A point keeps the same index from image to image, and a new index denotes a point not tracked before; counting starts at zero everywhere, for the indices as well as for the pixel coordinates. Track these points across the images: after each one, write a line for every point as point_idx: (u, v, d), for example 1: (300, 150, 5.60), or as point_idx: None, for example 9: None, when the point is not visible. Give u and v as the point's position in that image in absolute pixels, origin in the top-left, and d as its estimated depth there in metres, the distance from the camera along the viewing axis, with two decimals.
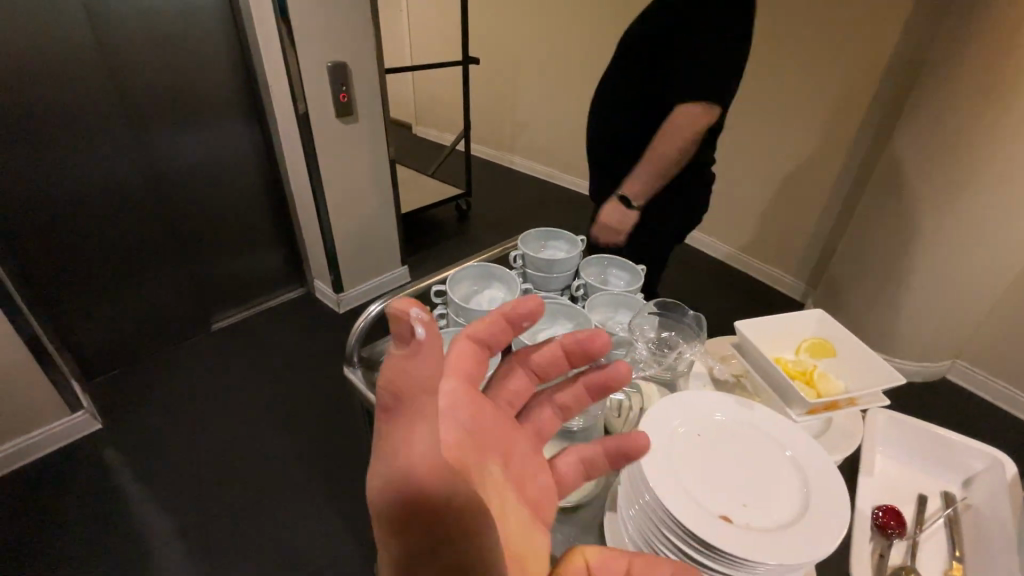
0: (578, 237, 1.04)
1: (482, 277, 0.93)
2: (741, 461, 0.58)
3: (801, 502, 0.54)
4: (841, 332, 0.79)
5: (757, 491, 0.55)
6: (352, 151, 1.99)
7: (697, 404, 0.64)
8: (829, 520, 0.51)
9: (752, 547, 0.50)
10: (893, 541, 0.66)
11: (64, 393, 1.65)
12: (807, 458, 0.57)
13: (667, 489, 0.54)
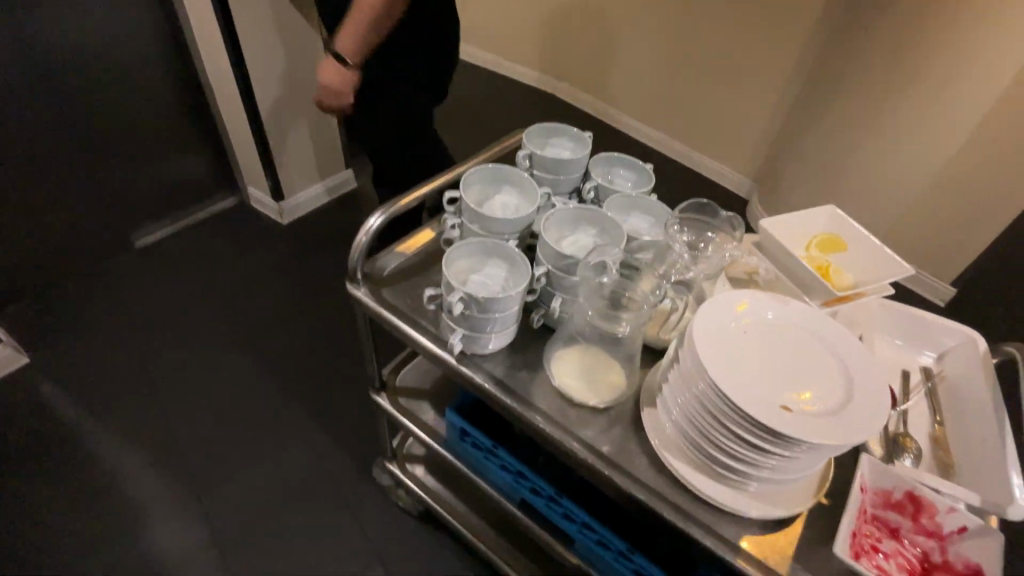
0: (585, 133, 0.96)
1: (494, 181, 0.85)
2: (790, 355, 0.61)
3: (846, 388, 0.58)
4: (852, 227, 0.82)
5: (807, 383, 0.59)
6: (280, 28, 1.68)
7: (749, 303, 0.65)
8: (873, 403, 0.56)
9: (810, 431, 0.54)
10: (889, 411, 0.75)
11: None
12: (848, 348, 0.61)
13: (730, 382, 0.56)
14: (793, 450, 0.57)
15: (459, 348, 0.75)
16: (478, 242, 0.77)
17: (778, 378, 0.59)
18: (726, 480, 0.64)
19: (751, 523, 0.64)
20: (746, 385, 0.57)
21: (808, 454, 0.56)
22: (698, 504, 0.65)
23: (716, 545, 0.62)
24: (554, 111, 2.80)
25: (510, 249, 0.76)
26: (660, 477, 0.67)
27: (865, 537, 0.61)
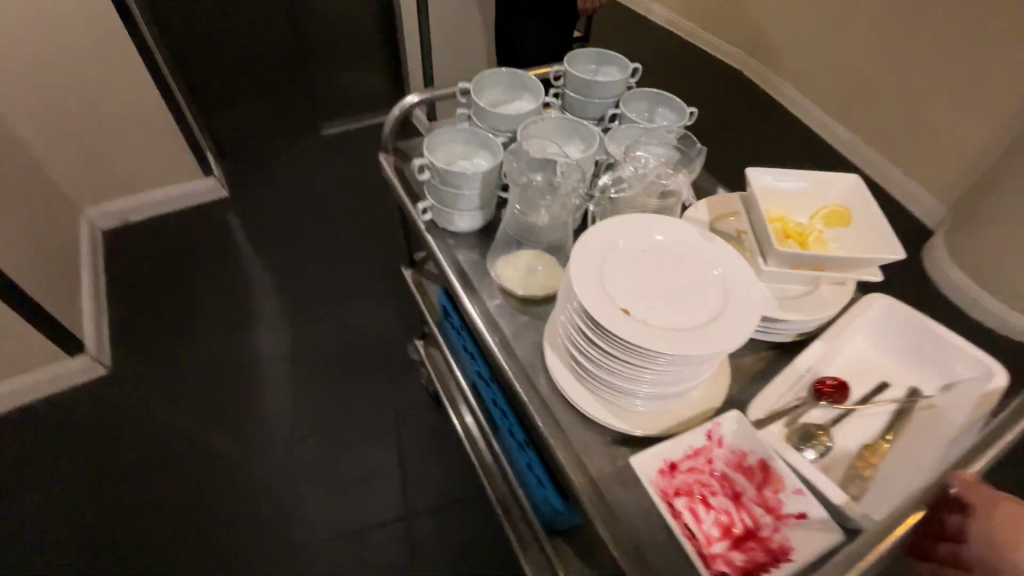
0: (632, 65, 0.98)
1: (515, 89, 0.91)
2: (673, 271, 0.61)
3: (708, 319, 0.56)
4: (864, 201, 0.72)
5: (683, 298, 0.58)
6: None
7: (640, 223, 0.65)
8: (723, 336, 0.54)
9: (634, 334, 0.54)
10: (822, 405, 0.66)
11: (200, 159, 2.00)
12: (738, 288, 0.58)
13: (581, 275, 0.58)
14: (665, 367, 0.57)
15: (427, 214, 0.87)
16: (470, 130, 0.86)
17: (652, 291, 0.58)
18: (586, 382, 0.66)
19: (620, 449, 0.64)
20: (616, 297, 0.58)
21: (644, 365, 0.56)
22: (575, 417, 0.66)
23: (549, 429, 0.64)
24: (725, 86, 2.59)
25: (494, 141, 0.84)
26: (541, 372, 0.71)
27: (695, 483, 0.58)
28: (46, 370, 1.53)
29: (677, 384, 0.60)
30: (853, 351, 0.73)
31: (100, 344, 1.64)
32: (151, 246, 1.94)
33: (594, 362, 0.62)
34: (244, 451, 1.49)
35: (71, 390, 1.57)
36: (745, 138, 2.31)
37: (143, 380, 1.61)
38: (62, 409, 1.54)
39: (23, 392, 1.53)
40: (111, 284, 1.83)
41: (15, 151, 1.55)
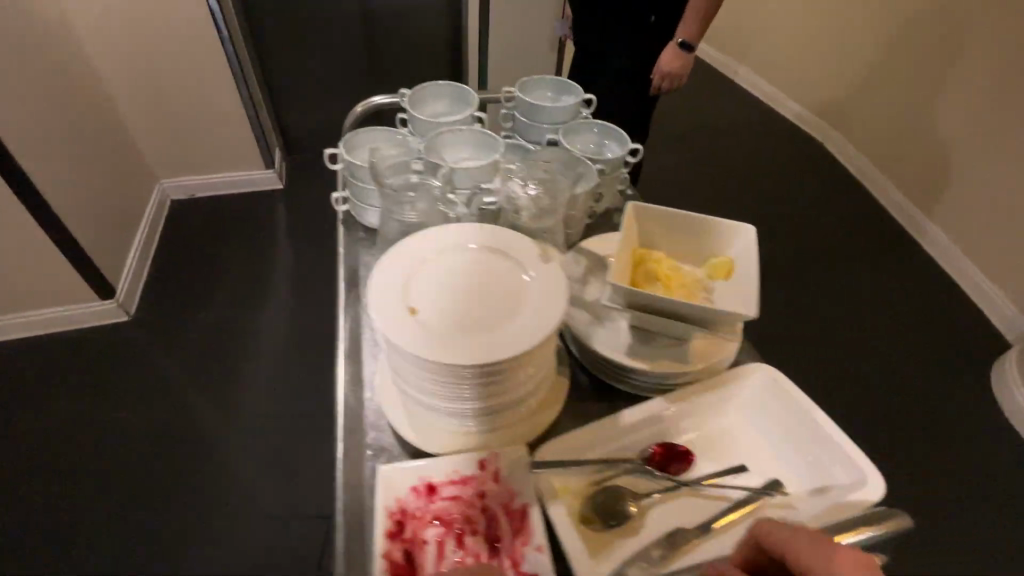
0: (584, 94, 0.95)
1: (458, 102, 0.92)
2: (486, 277, 0.58)
3: (495, 329, 0.53)
4: (748, 247, 0.64)
5: (491, 305, 0.55)
6: None
7: (454, 231, 0.62)
8: (516, 343, 0.51)
9: (408, 337, 0.51)
10: (645, 469, 0.58)
11: (265, 156, 2.07)
12: (540, 300, 0.55)
13: (378, 276, 0.56)
14: (481, 382, 0.53)
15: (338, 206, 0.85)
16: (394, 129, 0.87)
17: (459, 301, 0.55)
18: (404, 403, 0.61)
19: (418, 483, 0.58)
20: (420, 315, 0.53)
21: (457, 382, 0.52)
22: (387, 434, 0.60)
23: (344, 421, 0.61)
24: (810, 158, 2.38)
25: (410, 141, 0.84)
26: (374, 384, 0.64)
27: (453, 513, 0.52)
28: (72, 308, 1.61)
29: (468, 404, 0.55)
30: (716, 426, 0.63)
31: (129, 295, 1.70)
32: (205, 217, 2.02)
33: (409, 386, 0.56)
34: (207, 427, 1.44)
35: (93, 328, 1.64)
36: (814, 216, 2.09)
37: (155, 339, 1.63)
38: (77, 345, 1.60)
39: (50, 321, 1.60)
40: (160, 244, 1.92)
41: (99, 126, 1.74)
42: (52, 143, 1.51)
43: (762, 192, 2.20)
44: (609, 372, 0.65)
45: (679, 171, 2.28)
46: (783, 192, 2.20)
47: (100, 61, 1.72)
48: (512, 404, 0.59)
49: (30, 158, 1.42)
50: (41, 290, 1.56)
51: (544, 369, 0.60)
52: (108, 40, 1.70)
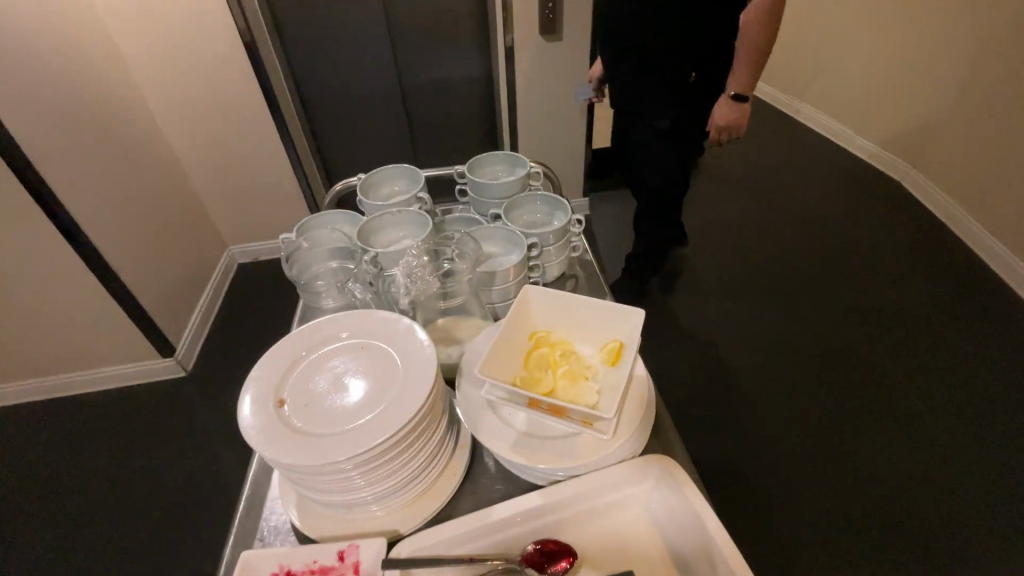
0: (531, 171, 1.00)
1: (411, 183, 0.99)
2: (361, 365, 0.63)
3: (363, 419, 0.57)
4: (633, 328, 0.66)
5: (363, 392, 0.59)
6: None
7: (328, 325, 0.67)
8: (385, 425, 0.55)
9: (273, 441, 0.54)
10: (524, 571, 0.55)
11: None
12: (408, 379, 0.60)
13: (253, 380, 0.60)
14: (367, 472, 0.57)
15: None
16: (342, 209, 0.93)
17: (333, 395, 0.59)
18: (304, 499, 0.63)
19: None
20: (295, 419, 0.57)
21: (347, 477, 0.56)
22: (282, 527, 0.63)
23: (247, 502, 0.65)
24: (886, 207, 2.15)
25: (352, 219, 0.90)
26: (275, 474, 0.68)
27: None
28: (140, 366, 1.79)
29: (340, 492, 0.58)
30: (605, 523, 0.60)
31: (190, 352, 1.87)
32: (266, 283, 2.16)
33: (303, 488, 0.59)
34: (238, 497, 1.50)
35: (157, 384, 1.82)
36: (884, 274, 1.88)
37: (208, 400, 1.75)
38: (141, 399, 1.77)
39: (123, 377, 1.80)
40: (226, 306, 2.09)
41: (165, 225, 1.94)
42: (131, 234, 1.69)
43: (826, 244, 2.01)
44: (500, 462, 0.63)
45: (733, 222, 2.14)
46: (851, 245, 2.00)
47: (183, 154, 1.92)
48: (399, 489, 0.61)
49: (109, 245, 1.60)
50: (116, 351, 1.75)
51: (428, 452, 0.62)
52: (188, 139, 1.89)
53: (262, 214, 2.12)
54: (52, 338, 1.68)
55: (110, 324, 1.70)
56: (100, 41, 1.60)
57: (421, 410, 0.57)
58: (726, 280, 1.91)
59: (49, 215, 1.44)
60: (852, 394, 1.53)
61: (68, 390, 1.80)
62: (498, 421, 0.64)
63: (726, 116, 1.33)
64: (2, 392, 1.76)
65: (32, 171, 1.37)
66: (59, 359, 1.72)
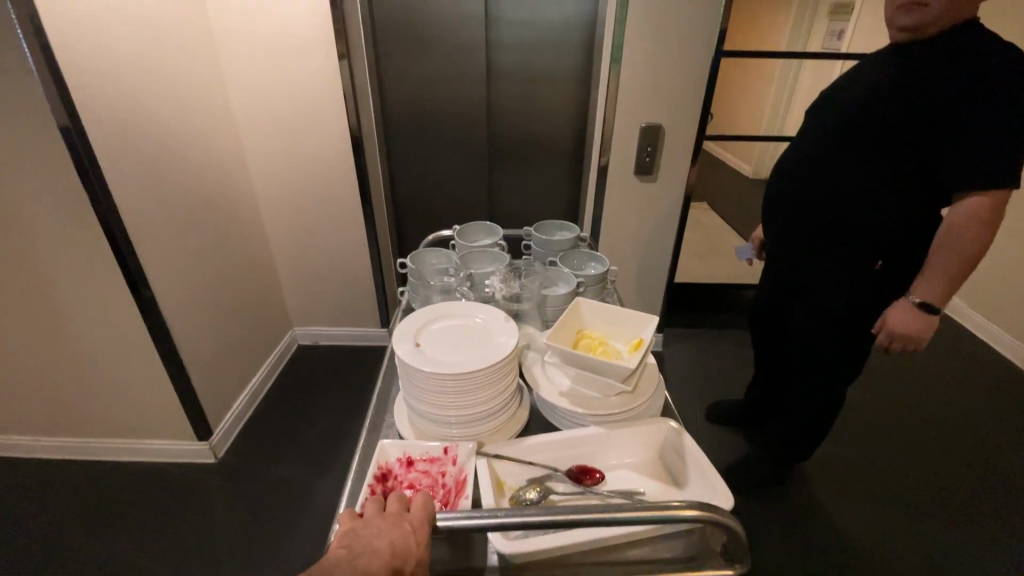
0: (581, 234, 1.34)
1: (489, 235, 1.34)
2: (465, 330, 0.91)
3: (470, 358, 0.84)
4: (651, 328, 0.91)
5: (468, 344, 0.87)
6: (636, 203, 2.21)
7: (444, 307, 0.97)
8: (487, 361, 0.82)
9: (414, 361, 0.82)
10: (567, 478, 0.80)
11: (384, 322, 2.45)
12: (500, 340, 0.88)
13: (396, 328, 0.89)
14: (470, 394, 0.82)
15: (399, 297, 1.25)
16: (440, 245, 1.27)
17: (448, 344, 0.87)
18: (413, 420, 0.89)
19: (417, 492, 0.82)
20: (425, 353, 0.84)
21: (456, 394, 0.82)
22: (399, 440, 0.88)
23: (361, 451, 0.85)
24: (906, 360, 2.29)
25: (448, 252, 1.23)
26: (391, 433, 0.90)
27: (421, 482, 0.78)
28: (174, 443, 1.84)
29: (445, 408, 0.83)
30: (625, 456, 0.85)
31: (222, 440, 1.92)
32: (311, 374, 2.31)
33: (420, 404, 0.85)
34: None
35: (186, 466, 1.85)
36: (900, 420, 1.98)
37: (227, 492, 1.76)
38: (166, 481, 1.80)
39: (155, 455, 1.86)
40: (270, 394, 2.21)
41: (261, 294, 2.19)
42: (211, 303, 1.86)
43: (895, 390, 2.12)
44: (552, 411, 0.89)
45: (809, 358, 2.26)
46: (872, 390, 2.13)
47: (274, 236, 2.24)
48: (485, 417, 0.86)
49: (186, 308, 1.74)
50: (155, 426, 1.81)
51: (506, 397, 0.88)
52: (301, 222, 2.20)
53: (331, 302, 2.40)
54: (105, 400, 1.75)
55: (157, 394, 1.74)
56: (230, 137, 1.98)
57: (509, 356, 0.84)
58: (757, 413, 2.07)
59: (122, 268, 1.50)
60: (872, 538, 1.56)
61: (95, 457, 1.87)
62: (551, 380, 0.93)
63: (909, 320, 1.15)
64: (53, 440, 1.84)
65: (126, 246, 1.48)
66: (111, 419, 1.79)
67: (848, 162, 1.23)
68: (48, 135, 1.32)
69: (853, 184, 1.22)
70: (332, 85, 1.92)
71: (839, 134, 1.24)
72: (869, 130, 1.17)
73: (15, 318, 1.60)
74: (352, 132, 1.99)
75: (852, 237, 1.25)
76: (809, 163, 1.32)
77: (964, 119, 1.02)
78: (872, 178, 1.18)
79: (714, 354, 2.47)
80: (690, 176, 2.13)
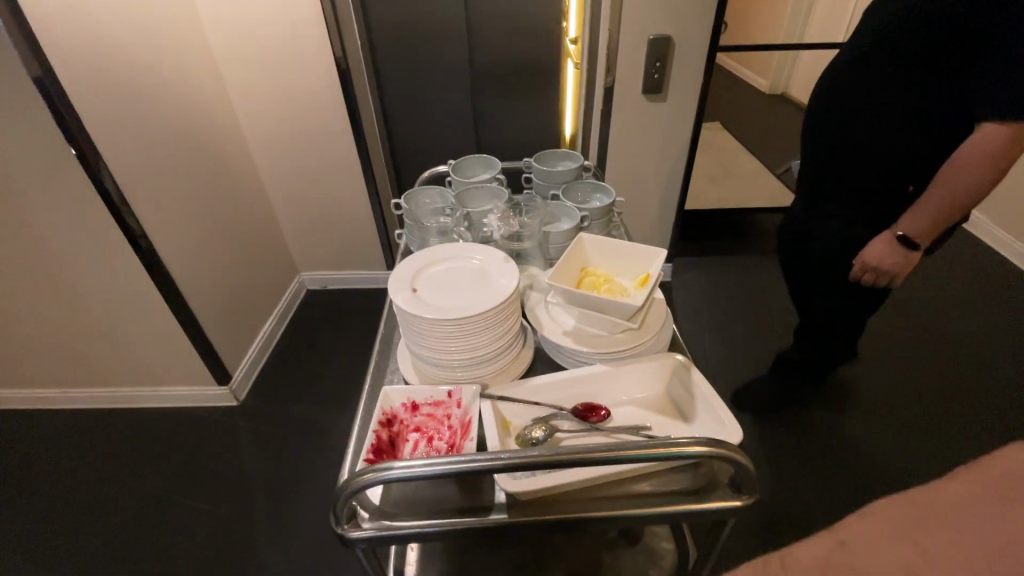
0: (583, 164, 1.26)
1: (487, 170, 1.28)
2: (464, 272, 0.88)
3: (470, 301, 0.81)
4: (658, 263, 0.87)
5: (467, 286, 0.85)
6: (645, 127, 2.08)
7: (441, 250, 0.93)
8: (488, 302, 0.80)
9: (413, 307, 0.79)
10: (573, 417, 0.79)
11: (390, 264, 2.43)
12: (499, 281, 0.84)
13: (391, 276, 0.86)
14: (472, 338, 0.81)
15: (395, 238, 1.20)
16: (435, 182, 1.20)
17: (446, 288, 0.84)
18: (417, 365, 0.88)
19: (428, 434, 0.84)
20: (423, 299, 0.82)
21: (458, 339, 0.80)
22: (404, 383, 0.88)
23: (367, 395, 0.85)
24: (924, 280, 2.24)
25: (444, 189, 1.17)
26: (396, 376, 0.90)
27: (428, 426, 0.79)
28: (195, 389, 1.90)
29: (448, 352, 0.81)
30: (634, 393, 0.84)
31: (242, 384, 1.97)
32: (322, 317, 2.33)
33: (423, 350, 0.84)
34: (284, 530, 1.54)
35: (209, 410, 1.92)
36: (914, 341, 1.97)
37: (252, 433, 1.83)
38: (192, 425, 1.87)
39: (179, 402, 1.92)
40: (284, 338, 2.24)
41: (263, 241, 2.16)
42: (214, 253, 1.84)
43: (908, 312, 2.09)
44: (556, 350, 0.88)
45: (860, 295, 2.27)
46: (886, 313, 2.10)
47: (270, 180, 2.17)
48: (489, 360, 0.84)
49: (189, 260, 1.72)
50: (176, 375, 1.86)
51: (510, 339, 0.86)
52: (296, 165, 2.13)
53: (335, 245, 2.37)
54: (123, 352, 1.79)
55: (172, 344, 1.77)
56: (212, 76, 1.86)
57: (510, 297, 0.81)
58: (764, 339, 2.10)
59: (120, 225, 1.47)
60: (879, 455, 1.61)
61: (123, 405, 1.94)
62: (555, 320, 0.90)
63: (884, 258, 1.19)
64: (80, 390, 1.90)
65: (121, 201, 1.44)
66: (131, 369, 1.84)
67: (882, 75, 1.11)
68: (16, 84, 1.24)
69: (882, 104, 1.13)
70: (313, 10, 1.77)
71: (871, 45, 1.12)
72: (904, 36, 1.05)
73: (22, 277, 1.60)
74: (340, 62, 1.86)
75: (875, 162, 1.18)
76: (842, 76, 1.21)
77: (1010, 30, 0.91)
78: (904, 98, 1.09)
79: (726, 281, 2.43)
80: (701, 94, 1.99)
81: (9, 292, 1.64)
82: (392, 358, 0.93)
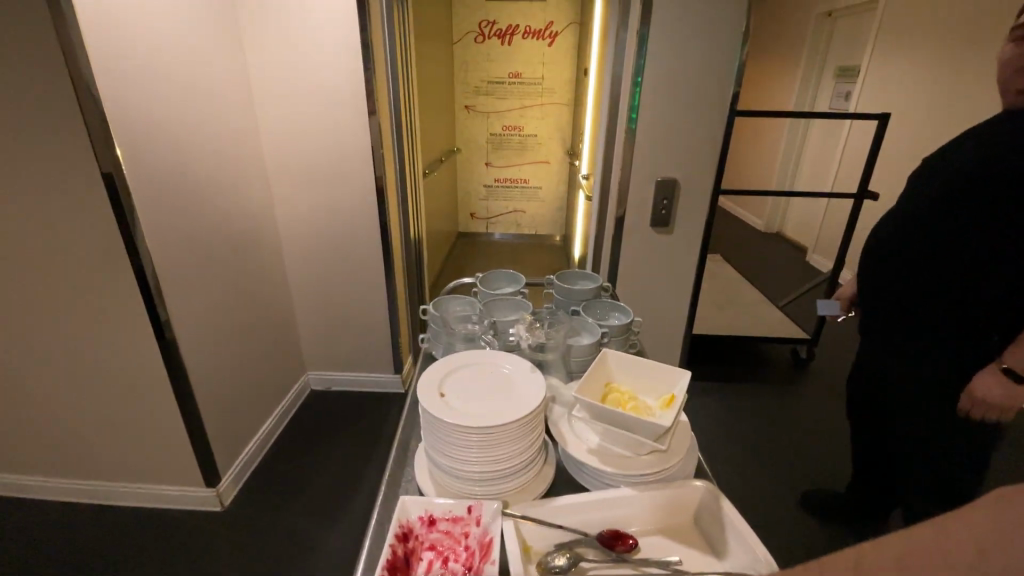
0: (603, 284, 1.33)
1: (512, 282, 1.35)
2: (490, 379, 0.90)
3: (497, 409, 0.81)
4: (682, 384, 0.88)
5: (494, 393, 0.86)
6: (653, 255, 2.22)
7: (469, 356, 0.96)
8: (515, 411, 0.80)
9: (441, 411, 0.80)
10: (597, 546, 0.75)
11: (397, 368, 2.43)
12: (526, 390, 0.86)
13: (421, 379, 0.87)
14: (497, 450, 0.79)
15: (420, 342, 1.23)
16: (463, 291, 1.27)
17: (474, 393, 0.85)
18: (435, 475, 0.86)
19: None
20: (449, 404, 0.82)
21: (482, 449, 0.79)
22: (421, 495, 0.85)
23: (380, 506, 0.82)
24: None
25: (471, 299, 1.22)
26: (412, 487, 0.86)
27: (443, 544, 0.74)
28: (181, 489, 1.79)
29: (469, 464, 0.80)
30: (657, 522, 0.80)
31: (230, 486, 1.86)
32: (323, 419, 2.28)
33: (444, 459, 0.82)
34: None
35: (190, 513, 1.79)
36: None
37: (231, 541, 1.69)
38: (169, 528, 1.74)
39: (159, 500, 1.81)
40: (280, 438, 2.17)
41: (278, 338, 2.20)
42: (230, 345, 1.87)
43: None
44: (579, 469, 0.85)
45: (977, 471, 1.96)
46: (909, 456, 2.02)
47: (295, 279, 2.27)
48: (510, 475, 0.82)
49: (206, 350, 1.74)
50: (164, 471, 1.77)
51: (534, 453, 0.85)
52: (322, 267, 2.24)
53: (347, 346, 2.39)
54: (116, 442, 1.72)
55: (167, 437, 1.71)
56: (261, 185, 2.05)
57: (537, 408, 0.82)
58: (779, 473, 2.01)
59: (147, 309, 1.51)
60: None
61: (100, 502, 1.82)
62: (578, 437, 0.89)
63: (988, 388, 1.13)
64: (58, 481, 1.81)
65: (154, 290, 1.50)
66: (120, 462, 1.76)
67: (942, 228, 1.21)
68: (89, 178, 1.36)
69: (942, 236, 1.21)
70: (361, 136, 2.00)
71: (930, 197, 1.24)
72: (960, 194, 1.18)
73: (38, 357, 1.61)
74: (378, 180, 2.05)
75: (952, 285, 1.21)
76: (897, 228, 1.33)
77: None
78: (971, 235, 1.16)
79: (735, 408, 2.40)
80: (705, 229, 2.15)
81: (20, 371, 1.64)
82: (410, 466, 0.90)
